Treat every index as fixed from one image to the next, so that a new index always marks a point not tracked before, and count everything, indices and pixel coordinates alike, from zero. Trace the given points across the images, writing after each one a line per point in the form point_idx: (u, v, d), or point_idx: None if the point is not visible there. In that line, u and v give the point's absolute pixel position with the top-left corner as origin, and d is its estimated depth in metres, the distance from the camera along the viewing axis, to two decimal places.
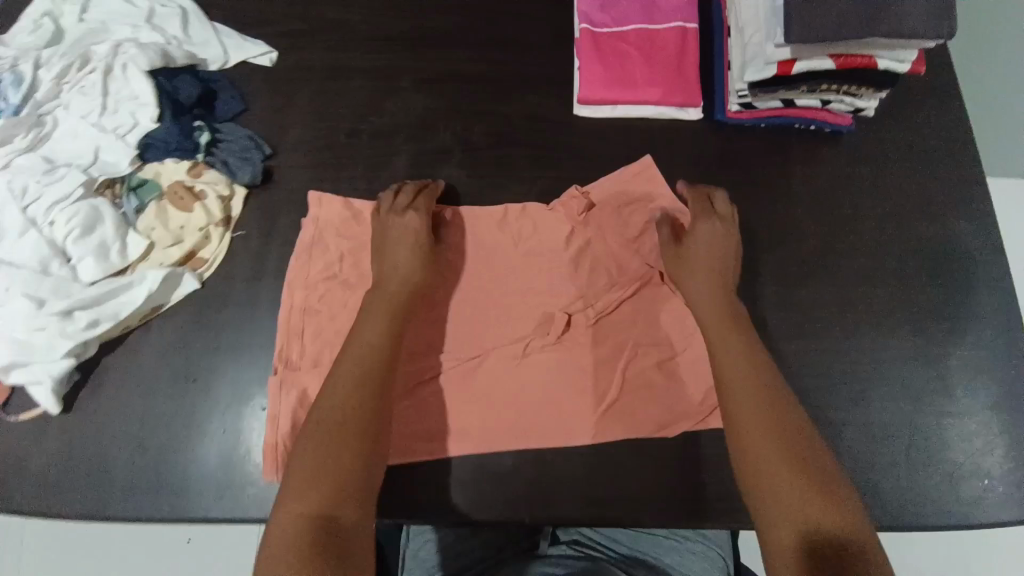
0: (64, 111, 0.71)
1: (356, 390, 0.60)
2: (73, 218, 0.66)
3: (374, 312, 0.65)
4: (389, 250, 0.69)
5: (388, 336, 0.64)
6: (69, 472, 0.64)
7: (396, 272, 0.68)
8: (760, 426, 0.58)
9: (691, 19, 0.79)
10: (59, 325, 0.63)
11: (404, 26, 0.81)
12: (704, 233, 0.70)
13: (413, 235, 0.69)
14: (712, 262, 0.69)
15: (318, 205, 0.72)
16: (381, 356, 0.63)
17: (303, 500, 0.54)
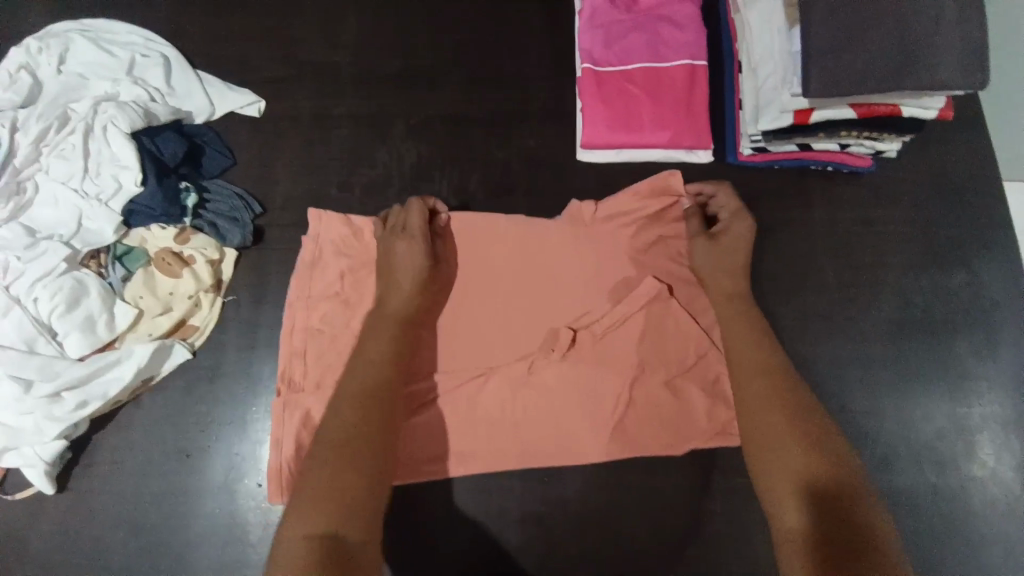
0: (44, 175, 0.68)
1: (358, 403, 0.54)
2: (57, 294, 0.63)
3: (375, 339, 0.59)
4: (391, 269, 0.63)
5: (389, 368, 0.58)
6: (65, 555, 0.62)
7: (399, 297, 0.62)
8: (783, 426, 0.54)
9: (700, 55, 0.74)
10: (47, 407, 0.61)
11: (395, 68, 0.77)
12: (738, 231, 0.66)
13: (414, 258, 0.63)
14: (744, 249, 0.66)
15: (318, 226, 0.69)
16: (384, 387, 0.56)
17: (311, 516, 0.47)
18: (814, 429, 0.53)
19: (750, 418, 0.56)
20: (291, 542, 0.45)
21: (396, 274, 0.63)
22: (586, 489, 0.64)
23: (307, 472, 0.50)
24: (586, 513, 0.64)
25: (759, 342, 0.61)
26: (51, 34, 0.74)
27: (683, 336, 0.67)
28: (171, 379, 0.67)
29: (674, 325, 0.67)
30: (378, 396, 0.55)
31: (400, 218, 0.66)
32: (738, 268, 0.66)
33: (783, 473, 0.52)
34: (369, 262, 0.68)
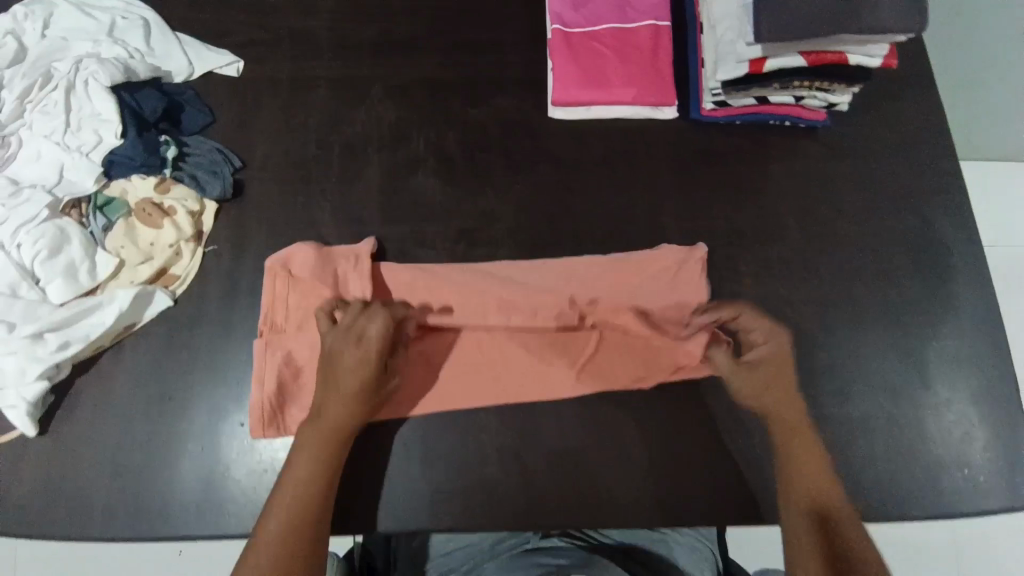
0: (28, 131, 0.70)
1: (290, 516, 0.58)
2: (39, 240, 0.65)
3: (305, 456, 0.60)
4: (335, 378, 0.63)
5: (319, 482, 0.60)
6: (48, 495, 0.64)
7: (337, 410, 0.62)
8: (814, 487, 0.62)
9: (662, 17, 0.77)
10: (30, 348, 0.63)
11: (371, 31, 0.79)
12: (766, 356, 0.68)
13: (358, 374, 0.62)
14: (779, 369, 0.67)
15: (293, 247, 0.69)
16: (313, 500, 0.59)
17: None
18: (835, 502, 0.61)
19: (788, 479, 0.63)
20: None
21: (337, 382, 0.63)
22: (560, 425, 0.67)
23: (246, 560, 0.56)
24: (561, 444, 0.66)
25: (792, 414, 0.65)
26: None
27: (655, 284, 0.71)
28: (153, 326, 0.68)
29: (639, 268, 0.71)
30: (307, 509, 0.59)
31: (359, 322, 0.64)
32: (779, 386, 0.66)
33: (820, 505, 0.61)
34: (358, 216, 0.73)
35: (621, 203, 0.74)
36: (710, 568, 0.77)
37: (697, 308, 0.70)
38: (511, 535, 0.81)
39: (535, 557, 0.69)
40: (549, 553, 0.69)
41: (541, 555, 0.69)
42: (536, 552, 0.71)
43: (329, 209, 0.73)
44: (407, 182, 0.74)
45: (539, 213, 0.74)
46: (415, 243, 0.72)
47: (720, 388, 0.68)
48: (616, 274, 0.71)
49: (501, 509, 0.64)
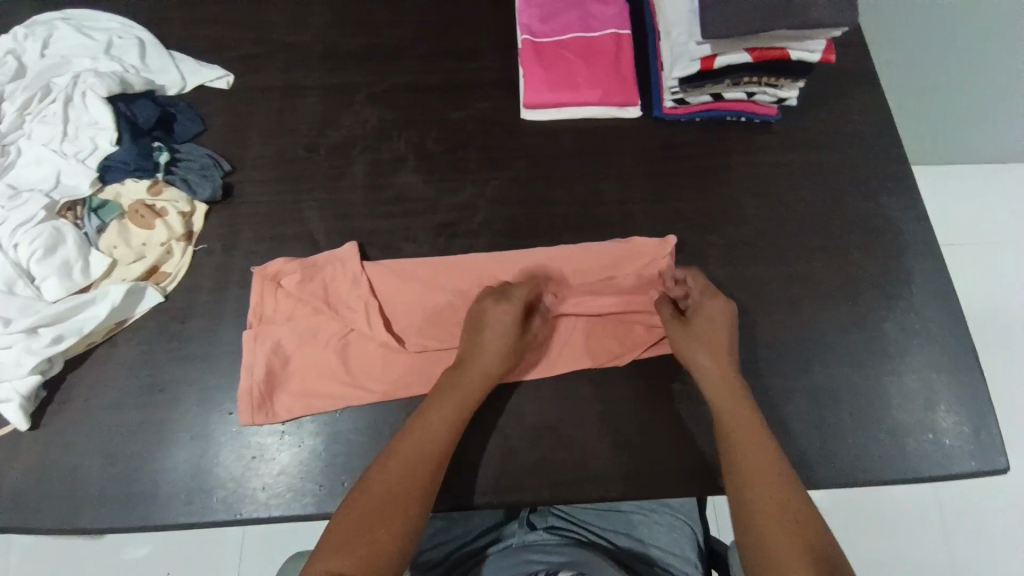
0: (27, 140, 0.75)
1: (418, 449, 0.61)
2: (36, 240, 0.68)
3: (443, 400, 0.64)
4: (481, 333, 0.68)
5: (451, 430, 0.63)
6: (37, 488, 0.64)
7: (483, 364, 0.66)
8: (763, 458, 0.61)
9: (623, 26, 0.84)
10: (25, 341, 0.65)
11: (354, 44, 0.85)
12: (709, 315, 0.69)
13: (504, 330, 0.67)
14: (721, 336, 0.67)
15: (277, 261, 0.72)
16: (435, 449, 0.61)
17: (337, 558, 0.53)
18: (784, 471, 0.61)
19: (737, 447, 0.62)
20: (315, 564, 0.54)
21: (482, 335, 0.67)
22: (541, 403, 0.69)
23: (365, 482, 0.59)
24: (544, 421, 0.69)
25: (731, 388, 0.66)
26: (37, 22, 0.80)
27: (629, 268, 0.75)
28: (144, 321, 0.70)
29: (613, 254, 0.75)
30: (426, 458, 0.61)
31: (504, 286, 0.71)
32: (721, 352, 0.67)
33: (772, 506, 0.58)
34: (343, 213, 0.77)
35: (591, 195, 0.79)
36: (689, 541, 0.79)
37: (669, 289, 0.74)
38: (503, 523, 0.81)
39: (525, 553, 0.69)
40: (540, 549, 0.69)
41: (531, 551, 0.69)
42: (527, 548, 0.71)
43: (316, 207, 0.77)
44: (390, 180, 0.78)
45: (515, 205, 0.78)
46: (398, 236, 0.76)
47: None
48: (591, 262, 0.75)
49: (484, 483, 0.66)
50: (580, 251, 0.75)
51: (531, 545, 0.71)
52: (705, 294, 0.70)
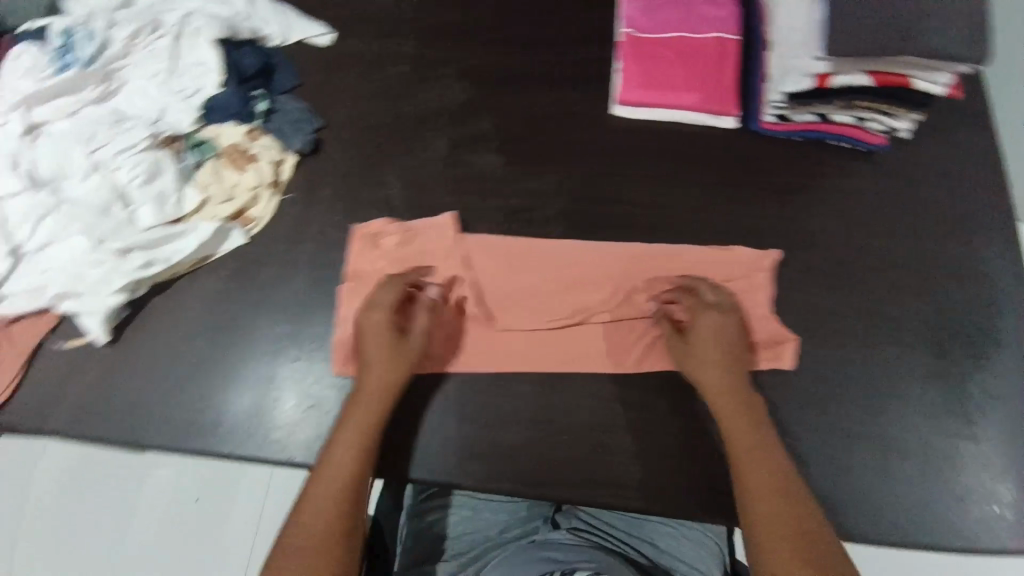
0: (132, 70, 0.77)
1: (339, 465, 0.60)
2: (138, 166, 0.71)
3: (352, 417, 0.63)
4: (365, 350, 0.66)
5: (366, 441, 0.62)
6: (110, 399, 0.69)
7: (375, 377, 0.65)
8: (767, 464, 0.59)
9: (731, 31, 0.80)
10: (116, 262, 0.68)
11: (453, 18, 0.85)
12: (704, 326, 0.67)
13: (382, 342, 0.66)
14: (719, 358, 0.66)
15: (377, 220, 0.74)
16: (359, 460, 0.61)
17: None
18: (791, 477, 0.59)
19: (739, 454, 0.61)
20: None
21: (365, 352, 0.66)
22: (592, 403, 0.68)
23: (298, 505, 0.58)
24: (594, 422, 0.68)
25: (735, 397, 0.64)
26: None
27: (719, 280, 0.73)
28: (223, 261, 0.73)
29: (690, 258, 0.74)
30: (349, 471, 0.60)
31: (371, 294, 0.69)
32: (716, 371, 0.65)
33: (779, 515, 0.56)
34: (423, 185, 0.77)
35: (674, 202, 0.77)
36: (715, 561, 0.77)
37: (749, 308, 0.72)
38: (524, 510, 0.82)
39: (541, 552, 0.70)
40: (556, 549, 0.70)
41: (548, 550, 0.70)
42: (545, 548, 0.71)
43: (397, 174, 0.78)
44: (471, 159, 0.78)
45: (593, 200, 0.76)
46: (472, 214, 0.76)
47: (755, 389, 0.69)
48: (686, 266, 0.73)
49: (524, 472, 0.66)
50: (679, 253, 0.74)
51: (548, 543, 0.72)
52: (710, 300, 0.69)
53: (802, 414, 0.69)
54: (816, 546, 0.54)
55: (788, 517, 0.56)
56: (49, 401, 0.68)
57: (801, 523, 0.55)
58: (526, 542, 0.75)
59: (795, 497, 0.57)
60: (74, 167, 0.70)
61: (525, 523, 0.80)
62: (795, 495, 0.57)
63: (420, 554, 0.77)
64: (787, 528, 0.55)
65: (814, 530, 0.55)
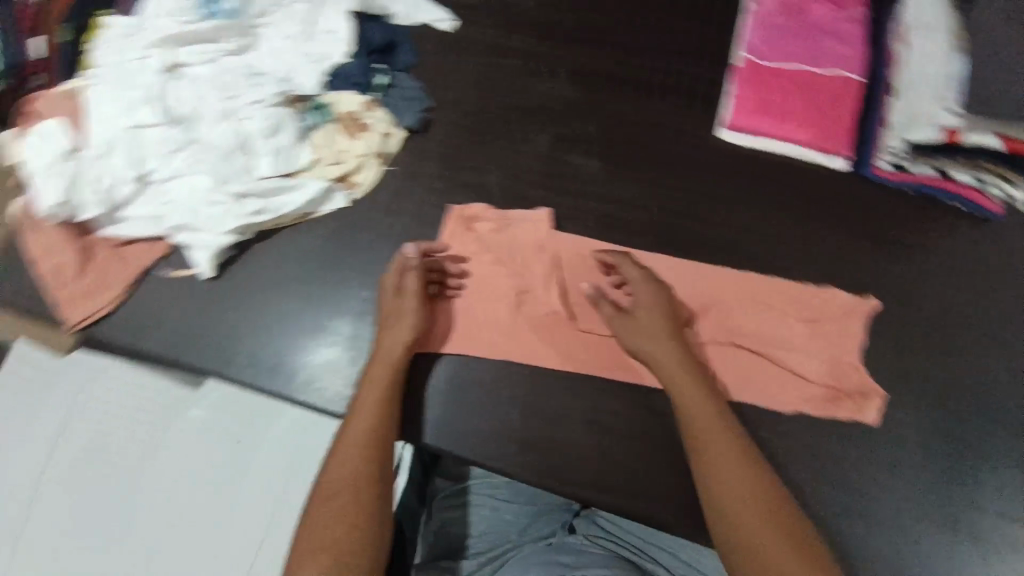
0: (271, 30, 0.82)
1: (358, 437, 0.61)
2: (264, 119, 0.76)
3: (366, 391, 0.64)
4: (381, 322, 0.69)
5: (383, 413, 0.63)
6: (203, 330, 0.74)
7: (385, 333, 0.67)
8: (730, 466, 0.59)
9: (855, 71, 0.79)
10: (232, 205, 0.73)
11: (574, 21, 0.86)
12: (643, 305, 0.68)
13: (389, 307, 0.68)
14: (663, 328, 0.67)
15: (476, 204, 0.77)
16: (378, 431, 0.62)
17: (311, 559, 0.54)
18: (758, 476, 0.59)
19: (703, 456, 0.60)
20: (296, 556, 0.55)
21: (381, 325, 0.69)
22: (656, 419, 0.68)
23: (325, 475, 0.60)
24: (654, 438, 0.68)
25: (698, 396, 0.63)
26: None
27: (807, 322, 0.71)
28: (323, 220, 0.77)
29: (781, 292, 0.72)
30: (367, 442, 0.61)
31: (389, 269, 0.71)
32: (666, 344, 0.66)
33: (745, 517, 0.56)
34: (520, 179, 0.79)
35: (769, 234, 0.75)
36: None
37: (831, 354, 0.70)
38: (544, 512, 0.80)
39: (553, 555, 0.70)
40: (569, 556, 0.70)
41: (559, 553, 0.71)
42: (557, 552, 0.72)
43: (496, 164, 0.79)
44: (571, 160, 0.80)
45: (687, 219, 0.76)
46: (563, 215, 0.77)
47: (828, 437, 0.67)
48: (774, 301, 0.72)
49: (577, 473, 0.67)
50: (769, 288, 0.73)
51: (562, 546, 0.73)
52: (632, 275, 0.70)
53: (876, 475, 0.65)
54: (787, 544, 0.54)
55: (753, 517, 0.56)
56: (152, 322, 0.74)
57: (767, 523, 0.55)
58: (543, 544, 0.75)
59: (762, 497, 0.57)
60: (207, 109, 0.75)
61: (544, 526, 0.78)
62: (761, 495, 0.57)
63: (438, 552, 0.75)
64: (752, 528, 0.55)
65: (785, 526, 0.55)
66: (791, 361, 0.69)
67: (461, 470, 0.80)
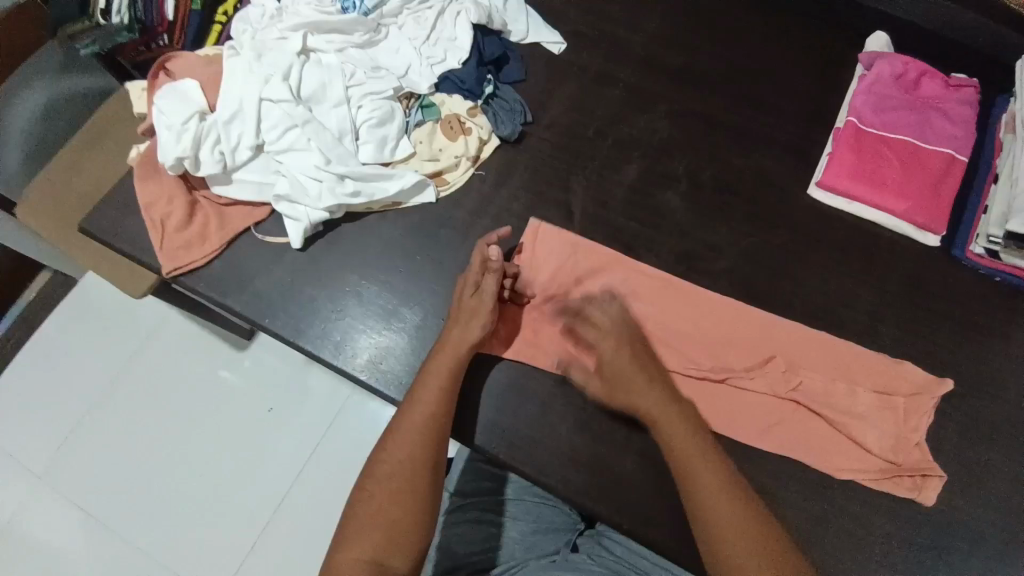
0: (396, 30, 0.87)
1: (416, 428, 0.64)
2: (375, 110, 0.80)
3: (428, 382, 0.66)
4: (455, 318, 0.70)
5: (441, 408, 0.65)
6: (283, 296, 0.78)
7: (459, 331, 0.69)
8: (718, 479, 0.60)
9: (960, 151, 0.79)
10: (333, 184, 0.77)
11: (678, 61, 0.89)
12: (615, 356, 0.68)
13: (466, 305, 0.70)
14: (637, 377, 0.66)
15: (546, 223, 0.78)
16: (435, 425, 0.64)
17: (363, 539, 0.58)
18: (742, 489, 0.60)
19: (687, 470, 0.61)
20: (348, 533, 0.59)
21: (453, 319, 0.70)
22: None
23: (380, 459, 0.63)
24: None
25: (677, 419, 0.64)
26: None
27: (874, 392, 0.70)
28: (411, 211, 0.81)
29: (854, 356, 0.71)
30: (425, 434, 0.63)
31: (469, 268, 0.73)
32: (640, 397, 0.65)
33: (731, 526, 0.57)
34: (603, 203, 0.81)
35: (844, 298, 0.75)
36: None
37: (896, 428, 0.68)
38: (549, 530, 0.81)
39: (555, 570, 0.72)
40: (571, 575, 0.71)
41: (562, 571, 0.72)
42: (560, 569, 0.72)
43: (583, 184, 0.82)
44: (656, 193, 0.81)
45: (763, 269, 0.77)
46: (641, 245, 0.79)
47: (878, 509, 0.66)
48: (839, 366, 0.71)
49: (618, 497, 0.68)
50: (838, 351, 0.72)
51: (566, 563, 0.74)
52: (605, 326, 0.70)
53: (922, 558, 0.64)
54: (771, 552, 0.56)
55: (740, 526, 0.57)
56: (239, 283, 0.79)
57: (753, 531, 0.57)
58: (548, 561, 0.75)
59: (749, 510, 0.58)
60: (328, 93, 0.80)
61: (549, 544, 0.79)
62: (748, 507, 0.58)
63: (444, 567, 0.75)
64: (738, 535, 0.57)
65: (771, 534, 0.57)
66: (853, 428, 0.68)
67: (472, 486, 0.83)
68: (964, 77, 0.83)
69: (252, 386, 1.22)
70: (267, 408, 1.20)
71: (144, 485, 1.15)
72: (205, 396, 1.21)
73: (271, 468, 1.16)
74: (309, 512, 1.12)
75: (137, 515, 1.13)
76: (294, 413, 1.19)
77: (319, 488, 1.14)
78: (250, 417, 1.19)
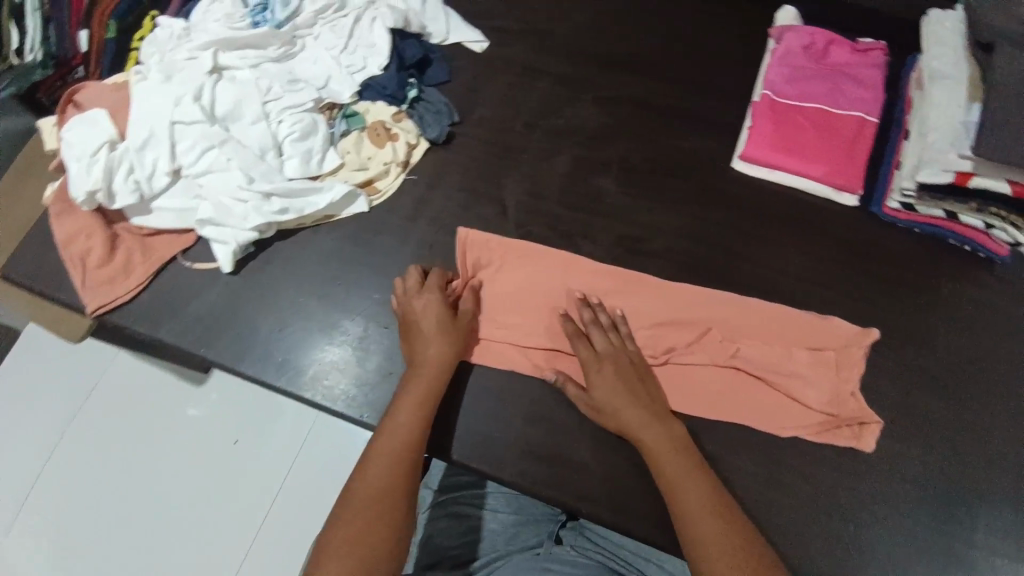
0: (313, 41, 0.86)
1: (394, 445, 0.63)
2: (296, 124, 0.79)
3: (406, 399, 0.66)
4: (419, 340, 0.69)
5: (422, 427, 0.65)
6: (225, 322, 0.75)
7: (433, 354, 0.68)
8: (703, 491, 0.61)
9: (871, 113, 0.82)
10: (258, 202, 0.75)
11: (601, 49, 0.90)
12: (603, 380, 0.67)
13: (438, 321, 0.69)
14: (623, 396, 0.66)
15: (470, 227, 0.78)
16: (415, 441, 0.64)
17: (343, 560, 0.56)
18: (725, 502, 0.61)
19: (673, 485, 0.61)
20: (325, 552, 0.57)
21: (416, 338, 0.69)
22: None
23: (360, 475, 0.61)
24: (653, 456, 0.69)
25: (665, 429, 0.65)
26: None
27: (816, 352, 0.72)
28: (345, 222, 0.79)
29: (791, 319, 0.73)
30: (406, 449, 0.63)
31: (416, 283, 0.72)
32: (632, 412, 0.65)
33: (718, 540, 0.58)
34: (538, 195, 0.81)
35: (777, 264, 0.77)
36: None
37: (838, 384, 0.70)
38: (530, 521, 0.80)
39: (544, 561, 0.71)
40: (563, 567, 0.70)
41: (549, 562, 0.71)
42: (543, 562, 0.71)
43: (517, 179, 0.82)
44: (588, 180, 0.82)
45: (697, 244, 0.78)
46: (578, 233, 0.79)
47: (826, 464, 0.68)
48: (782, 331, 0.73)
49: (576, 485, 0.68)
50: (780, 317, 0.73)
51: (551, 555, 0.73)
52: (605, 342, 0.69)
53: (872, 504, 0.66)
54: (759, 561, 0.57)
55: (728, 540, 0.57)
56: (178, 311, 0.76)
57: (739, 544, 0.58)
58: (530, 554, 0.74)
59: (733, 521, 0.59)
60: (246, 110, 0.78)
61: (531, 537, 0.78)
62: (730, 519, 0.59)
63: (424, 562, 0.75)
64: (727, 548, 0.57)
65: (757, 546, 0.58)
66: (793, 388, 0.69)
67: (453, 482, 0.83)
68: (870, 42, 0.87)
69: (210, 417, 1.18)
70: (230, 439, 1.16)
71: (102, 532, 1.10)
72: (161, 433, 1.16)
73: (236, 499, 1.12)
74: (280, 539, 1.09)
75: (95, 565, 1.07)
76: (256, 441, 1.16)
77: (289, 513, 1.11)
78: (209, 450, 1.15)
